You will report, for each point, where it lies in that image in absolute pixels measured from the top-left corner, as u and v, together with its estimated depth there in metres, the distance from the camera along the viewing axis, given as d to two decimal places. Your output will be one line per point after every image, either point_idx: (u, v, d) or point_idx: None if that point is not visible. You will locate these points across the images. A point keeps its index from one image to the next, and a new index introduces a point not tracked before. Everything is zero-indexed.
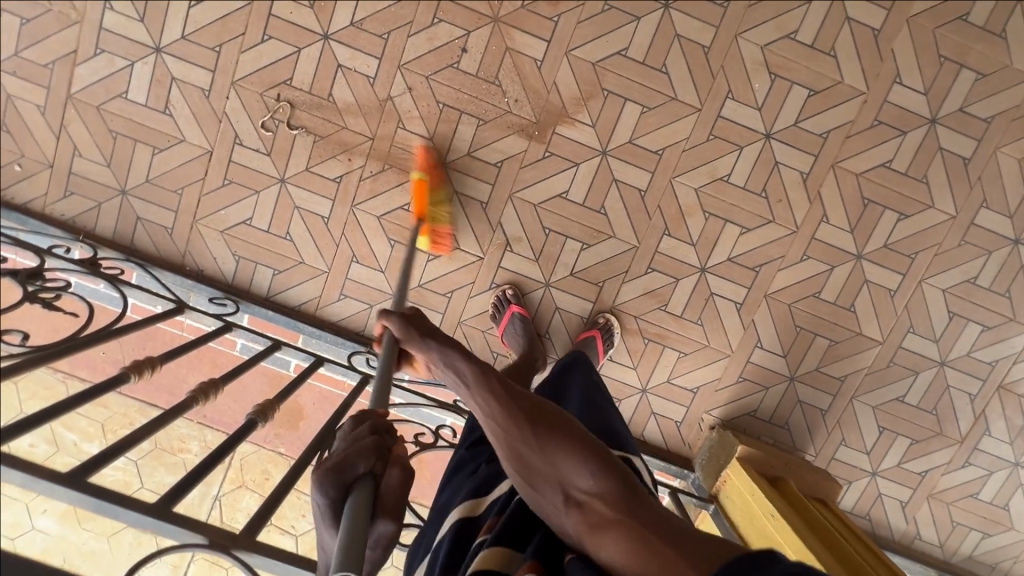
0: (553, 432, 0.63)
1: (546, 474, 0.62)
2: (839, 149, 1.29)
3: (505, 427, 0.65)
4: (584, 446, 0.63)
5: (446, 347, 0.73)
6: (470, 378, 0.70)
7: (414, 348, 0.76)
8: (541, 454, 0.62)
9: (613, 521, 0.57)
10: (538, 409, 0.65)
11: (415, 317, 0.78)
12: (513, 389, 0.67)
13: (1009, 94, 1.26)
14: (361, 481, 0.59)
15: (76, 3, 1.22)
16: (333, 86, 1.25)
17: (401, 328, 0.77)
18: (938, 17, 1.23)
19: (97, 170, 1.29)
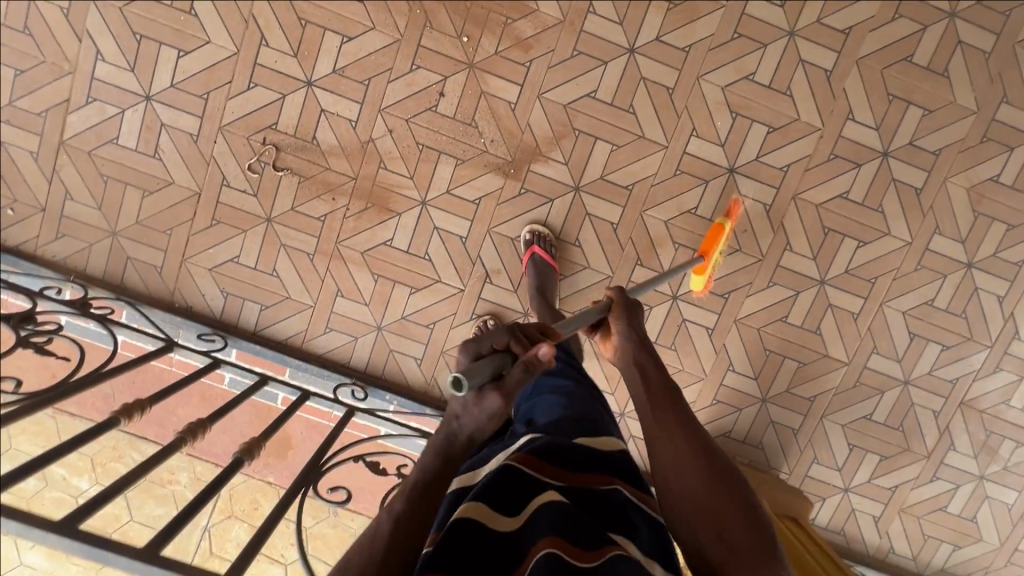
0: (722, 475, 0.69)
1: (705, 507, 0.68)
2: (798, 182, 1.36)
3: (679, 450, 0.72)
4: (743, 496, 0.68)
5: (646, 348, 0.85)
6: (653, 383, 0.80)
7: (618, 332, 0.88)
8: (707, 487, 0.68)
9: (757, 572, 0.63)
10: (709, 448, 0.72)
11: (636, 304, 0.90)
12: (693, 423, 0.75)
13: (954, 128, 1.35)
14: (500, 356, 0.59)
15: (67, 54, 1.27)
16: (317, 130, 1.31)
17: (620, 303, 0.89)
18: (885, 58, 1.31)
19: (89, 213, 1.34)
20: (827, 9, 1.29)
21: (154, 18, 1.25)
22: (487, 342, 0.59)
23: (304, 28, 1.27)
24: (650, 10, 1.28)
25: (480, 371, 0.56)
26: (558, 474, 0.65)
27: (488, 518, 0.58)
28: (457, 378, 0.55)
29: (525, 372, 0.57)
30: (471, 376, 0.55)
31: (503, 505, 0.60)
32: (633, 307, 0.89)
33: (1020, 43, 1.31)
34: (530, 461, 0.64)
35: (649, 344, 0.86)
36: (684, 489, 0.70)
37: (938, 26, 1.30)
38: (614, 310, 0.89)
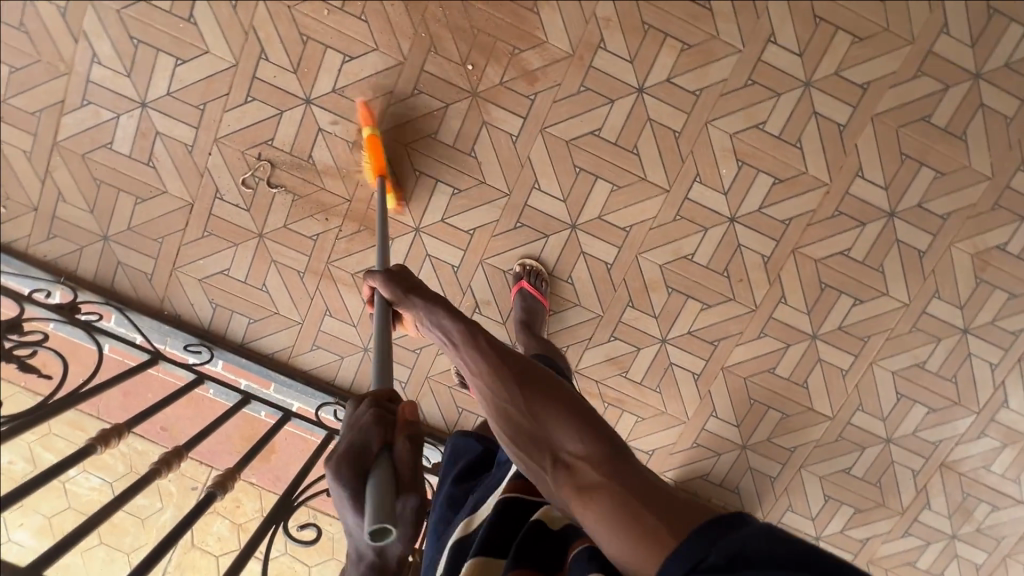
0: (539, 391, 0.66)
1: (533, 433, 0.64)
2: (799, 237, 1.34)
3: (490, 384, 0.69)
4: (566, 402, 0.65)
5: (434, 306, 0.80)
6: (456, 338, 0.76)
7: (403, 307, 0.84)
8: (528, 411, 0.65)
9: (593, 479, 0.56)
10: (523, 368, 0.69)
11: (402, 274, 0.86)
12: (507, 352, 0.72)
13: (965, 193, 1.31)
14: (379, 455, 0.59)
15: (63, 55, 1.24)
16: (313, 148, 1.29)
17: (386, 285, 0.86)
18: (902, 116, 1.26)
19: (81, 216, 1.33)
20: (847, 61, 1.24)
21: (153, 24, 1.22)
22: (363, 449, 0.59)
23: (305, 44, 1.24)
24: (662, 50, 1.24)
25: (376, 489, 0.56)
26: (546, 492, 0.67)
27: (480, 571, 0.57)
28: (379, 527, 0.52)
29: (413, 443, 0.61)
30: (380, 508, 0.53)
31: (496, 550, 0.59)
32: (399, 277, 0.86)
33: None
34: (516, 488, 0.66)
35: (434, 299, 0.82)
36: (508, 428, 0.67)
37: (961, 87, 1.25)
38: (394, 301, 0.85)
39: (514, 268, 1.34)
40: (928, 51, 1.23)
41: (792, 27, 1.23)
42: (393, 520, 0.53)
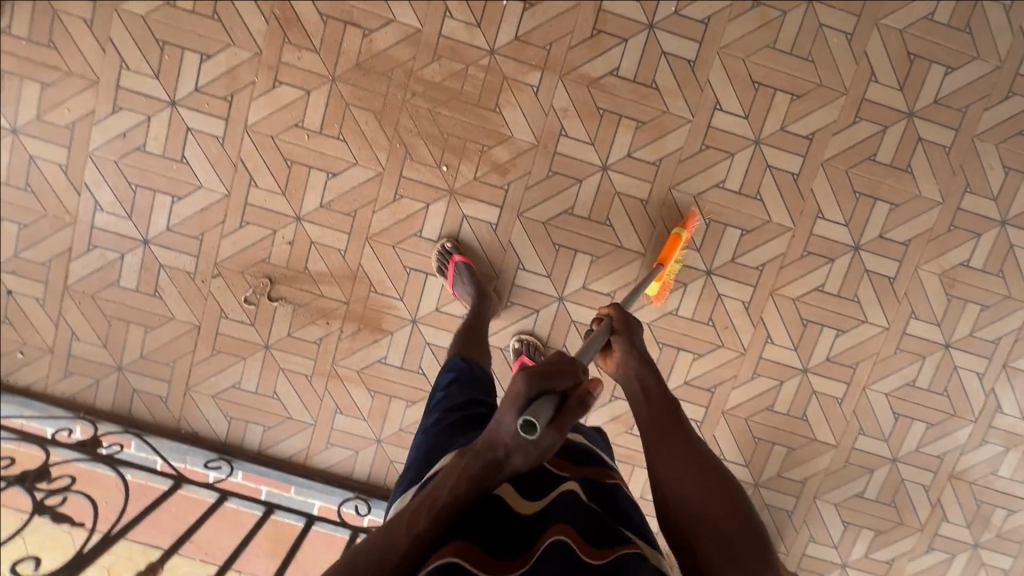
0: (716, 481, 0.73)
1: (710, 519, 0.70)
2: (775, 279, 1.41)
3: (677, 455, 0.75)
4: (752, 522, 0.70)
5: (647, 365, 0.88)
6: (667, 407, 0.83)
7: (622, 351, 0.91)
8: (728, 511, 0.70)
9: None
10: (724, 477, 0.74)
11: (631, 319, 0.95)
12: (687, 427, 0.79)
13: (921, 220, 1.39)
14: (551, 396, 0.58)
15: (67, 206, 1.33)
16: (308, 260, 1.37)
17: (621, 319, 0.94)
18: (849, 159, 1.36)
19: (96, 351, 1.39)
20: (790, 116, 1.34)
21: (148, 169, 1.32)
22: (550, 382, 0.58)
23: (290, 167, 1.33)
24: (619, 129, 1.34)
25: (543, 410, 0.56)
26: (571, 468, 0.73)
27: (510, 498, 0.66)
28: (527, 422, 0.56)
29: (585, 403, 0.58)
30: (539, 417, 0.56)
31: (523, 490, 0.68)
32: (626, 318, 0.95)
33: (978, 136, 1.36)
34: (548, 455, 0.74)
35: (648, 360, 0.90)
36: (686, 498, 0.72)
37: (898, 126, 1.35)
38: (615, 329, 0.93)
39: (437, 247, 1.35)
40: (862, 98, 1.34)
41: (734, 94, 1.33)
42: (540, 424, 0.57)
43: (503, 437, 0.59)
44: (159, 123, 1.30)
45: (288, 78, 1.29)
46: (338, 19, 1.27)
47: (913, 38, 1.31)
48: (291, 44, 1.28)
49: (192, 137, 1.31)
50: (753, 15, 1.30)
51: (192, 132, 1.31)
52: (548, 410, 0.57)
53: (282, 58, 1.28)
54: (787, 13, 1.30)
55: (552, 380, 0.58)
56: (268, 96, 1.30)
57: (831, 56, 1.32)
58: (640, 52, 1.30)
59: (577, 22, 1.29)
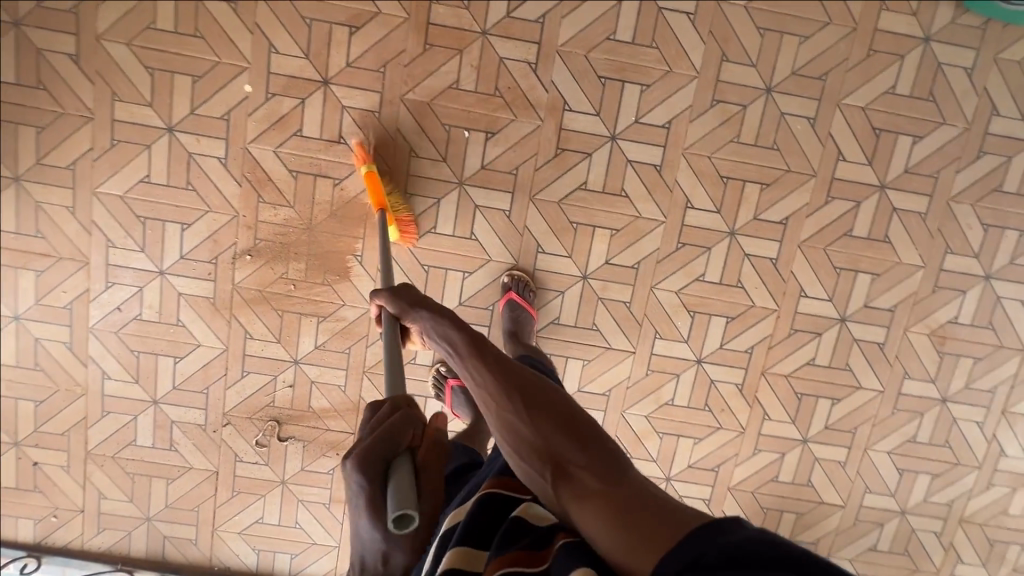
0: (540, 404, 0.71)
1: (537, 450, 0.67)
2: (765, 359, 1.43)
3: (495, 398, 0.73)
4: (572, 425, 0.68)
5: (439, 318, 0.85)
6: (463, 348, 0.80)
7: (408, 316, 0.90)
8: (528, 425, 0.69)
9: (596, 492, 0.61)
10: (525, 388, 0.73)
11: (409, 291, 0.92)
12: (502, 362, 0.77)
13: (903, 286, 1.40)
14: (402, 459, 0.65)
15: (78, 379, 1.39)
16: (310, 399, 1.42)
17: (392, 300, 0.92)
18: (825, 237, 1.37)
19: (123, 506, 1.46)
20: (761, 206, 1.35)
21: (148, 335, 1.37)
22: (389, 452, 0.65)
23: (282, 317, 1.37)
24: (594, 239, 1.36)
25: (401, 482, 0.62)
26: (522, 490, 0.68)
27: (466, 561, 0.58)
28: (404, 514, 0.59)
29: (436, 444, 0.70)
30: (407, 500, 0.60)
31: (479, 542, 0.60)
32: (401, 292, 0.92)
33: (953, 198, 1.36)
34: (498, 487, 0.67)
35: (436, 309, 0.87)
36: (517, 439, 0.69)
37: (871, 200, 1.35)
38: (399, 314, 0.91)
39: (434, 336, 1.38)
40: (832, 178, 1.34)
41: (704, 191, 1.34)
42: (413, 505, 0.60)
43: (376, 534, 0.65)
44: (152, 292, 1.35)
45: (267, 234, 1.33)
46: (307, 172, 1.30)
47: (876, 113, 1.31)
48: (266, 203, 1.31)
49: (184, 300, 1.35)
50: (713, 113, 1.30)
51: (184, 296, 1.35)
52: (404, 474, 0.63)
53: (259, 216, 1.32)
54: (747, 106, 1.30)
55: (395, 438, 0.65)
56: (251, 253, 1.33)
57: (797, 143, 1.32)
58: (605, 164, 1.32)
59: (539, 143, 1.30)
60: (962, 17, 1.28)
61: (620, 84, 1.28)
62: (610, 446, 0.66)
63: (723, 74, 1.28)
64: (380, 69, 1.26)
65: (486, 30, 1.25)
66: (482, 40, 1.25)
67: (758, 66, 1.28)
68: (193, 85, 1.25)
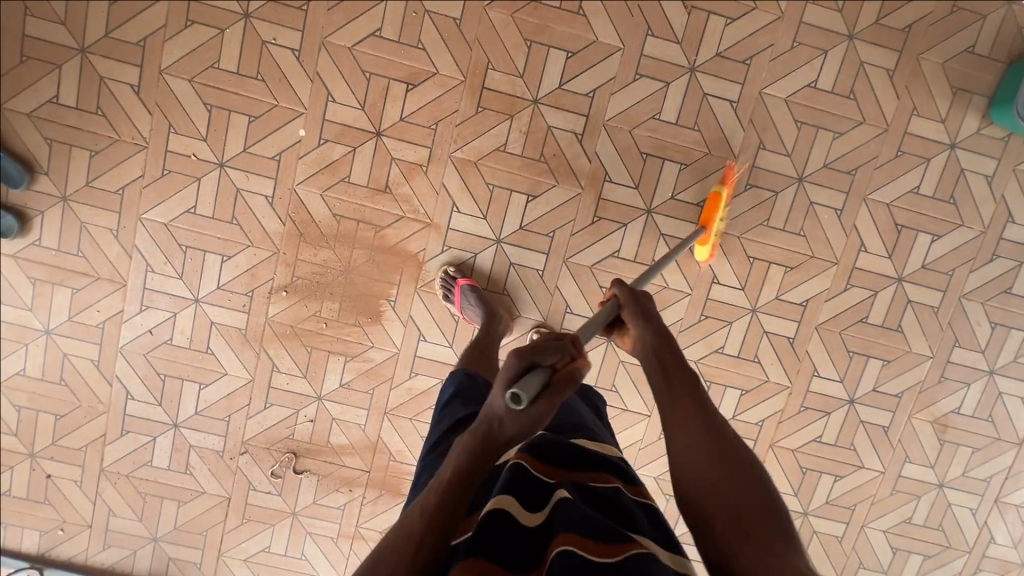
0: (742, 468, 0.71)
1: (736, 504, 0.68)
2: (774, 432, 1.48)
3: (695, 433, 0.75)
4: (765, 494, 0.69)
5: (666, 339, 0.87)
6: (668, 377, 0.83)
7: (631, 318, 0.90)
8: (730, 480, 0.70)
9: (791, 566, 0.62)
10: (727, 438, 0.74)
11: (641, 297, 0.92)
12: (707, 409, 0.78)
13: (911, 373, 1.46)
14: (542, 366, 0.66)
15: (101, 397, 1.40)
16: (329, 435, 1.44)
17: (626, 296, 0.92)
18: (841, 322, 1.42)
19: (131, 524, 1.47)
20: (784, 286, 1.40)
21: (176, 359, 1.39)
22: (538, 356, 0.67)
23: (310, 353, 1.39)
24: None
25: (540, 380, 0.64)
26: (560, 473, 0.68)
27: (511, 508, 0.61)
28: (517, 395, 0.62)
29: (571, 373, 0.68)
30: (528, 387, 0.63)
31: (522, 500, 0.63)
32: (640, 298, 0.92)
33: (965, 296, 1.42)
34: (538, 460, 0.69)
35: (663, 332, 0.88)
36: (713, 485, 0.69)
37: (888, 290, 1.41)
38: (625, 307, 0.91)
39: (439, 277, 1.35)
40: (853, 266, 1.40)
41: (730, 268, 1.39)
42: (530, 394, 0.62)
43: (497, 412, 0.64)
44: (184, 319, 1.37)
45: (305, 272, 1.35)
46: (350, 217, 1.33)
47: (900, 210, 1.37)
48: (307, 243, 1.34)
49: (216, 329, 1.38)
50: (746, 196, 1.36)
51: (216, 325, 1.37)
52: (542, 375, 0.65)
53: (298, 255, 1.35)
54: (778, 193, 1.36)
55: (540, 349, 0.68)
56: (286, 290, 1.36)
57: (822, 231, 1.38)
58: (639, 234, 1.37)
59: (578, 209, 1.35)
60: (987, 128, 1.34)
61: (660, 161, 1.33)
62: (796, 536, 0.66)
63: (759, 160, 1.34)
64: (432, 126, 1.30)
65: (537, 99, 1.30)
66: (533, 107, 1.30)
67: (793, 156, 1.34)
68: (248, 124, 1.29)
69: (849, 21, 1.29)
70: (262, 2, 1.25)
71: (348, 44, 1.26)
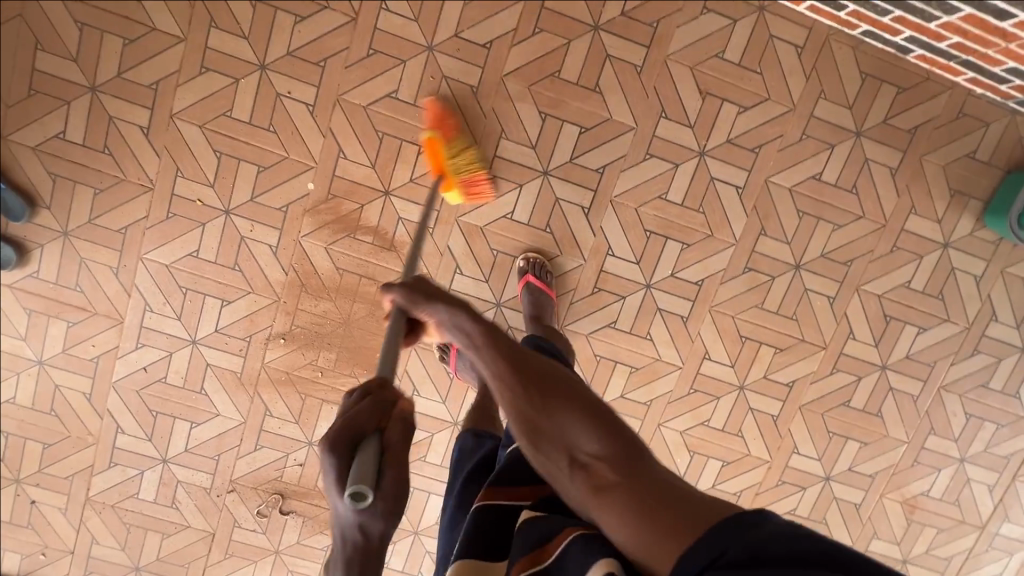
0: (551, 390, 0.67)
1: (552, 436, 0.64)
2: (752, 502, 1.52)
3: (510, 385, 0.69)
4: (616, 434, 0.63)
5: (434, 310, 0.75)
6: (478, 339, 0.73)
7: (421, 311, 0.76)
8: (543, 413, 0.65)
9: (613, 482, 0.59)
10: (540, 381, 0.68)
11: (418, 284, 0.77)
12: (523, 354, 0.71)
13: (886, 456, 1.51)
14: (367, 440, 0.58)
15: (91, 429, 1.40)
16: (318, 479, 1.45)
17: (405, 296, 0.77)
18: (825, 404, 1.47)
19: (114, 553, 1.47)
20: (772, 366, 1.44)
21: (169, 398, 1.39)
22: (354, 425, 0.59)
23: (304, 400, 1.41)
24: (614, 373, 1.43)
25: (365, 460, 0.57)
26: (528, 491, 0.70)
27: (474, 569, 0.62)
28: (358, 490, 0.55)
29: (403, 426, 0.61)
30: (363, 477, 0.55)
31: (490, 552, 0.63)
32: (415, 286, 0.77)
33: (944, 387, 1.47)
34: (498, 492, 0.70)
35: (415, 289, 0.77)
36: (529, 425, 0.66)
37: (871, 377, 1.46)
38: (409, 309, 0.77)
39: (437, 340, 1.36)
40: (840, 352, 1.44)
41: (722, 346, 1.42)
42: (368, 482, 0.55)
43: (347, 521, 0.56)
44: (180, 359, 1.37)
45: (304, 322, 1.36)
46: (353, 272, 1.34)
47: (890, 302, 1.41)
48: (308, 293, 1.35)
49: (212, 371, 1.38)
50: (744, 278, 1.38)
51: (212, 367, 1.38)
52: (368, 454, 0.57)
53: (299, 304, 1.35)
54: (775, 278, 1.39)
55: (358, 426, 0.59)
56: (285, 337, 1.37)
57: (814, 317, 1.42)
58: (637, 308, 1.39)
59: (579, 280, 1.37)
60: (980, 230, 1.38)
61: (663, 239, 1.35)
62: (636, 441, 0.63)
63: (759, 246, 1.37)
64: None
65: (547, 170, 1.31)
66: (542, 178, 1.31)
67: (792, 244, 1.37)
68: (257, 174, 1.28)
69: (858, 119, 1.32)
70: (280, 54, 1.24)
71: (363, 103, 1.26)
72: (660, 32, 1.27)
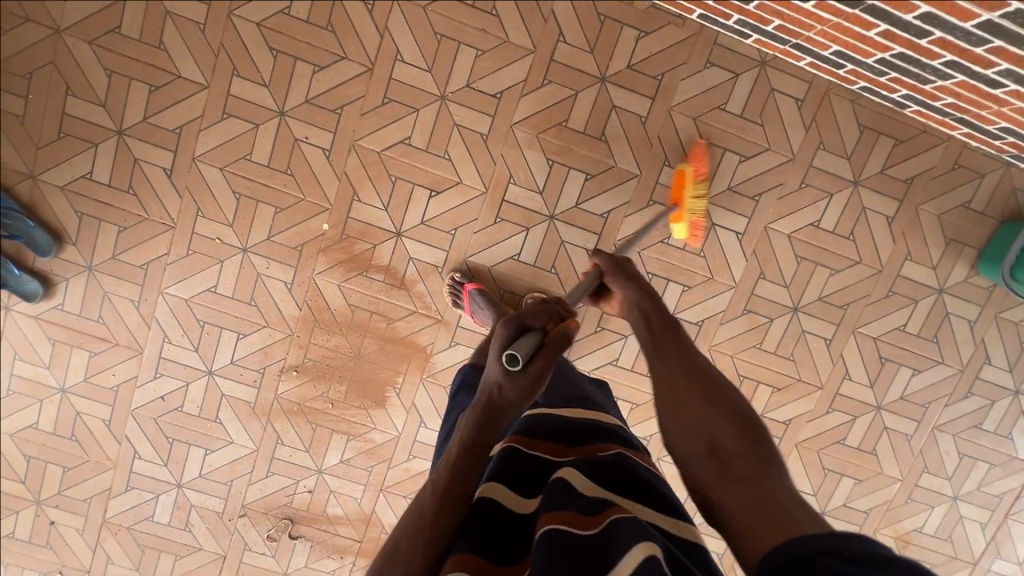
0: (708, 392, 0.74)
1: (700, 426, 0.70)
2: None
3: (672, 380, 0.77)
4: (759, 443, 0.67)
5: (648, 297, 0.91)
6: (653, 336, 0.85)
7: (616, 284, 0.95)
8: (700, 405, 0.72)
9: (745, 478, 0.62)
10: (705, 382, 0.75)
11: (623, 262, 0.97)
12: (689, 358, 0.80)
13: (881, 493, 1.54)
14: (533, 332, 0.73)
15: (109, 454, 1.45)
16: (326, 506, 1.50)
17: (609, 265, 0.96)
18: (820, 442, 1.50)
19: (128, 573, 1.52)
20: (769, 404, 1.48)
21: (184, 426, 1.44)
22: (529, 320, 0.74)
23: (315, 430, 1.45)
24: None
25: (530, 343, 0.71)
26: (564, 451, 0.68)
27: (504, 497, 0.60)
28: (513, 356, 0.69)
29: (564, 338, 0.73)
30: (523, 349, 0.70)
31: (518, 486, 0.62)
32: (619, 261, 0.97)
33: (938, 427, 1.50)
34: (535, 444, 0.69)
35: (643, 288, 0.93)
36: (681, 411, 0.73)
37: (866, 417, 1.49)
38: (606, 274, 0.96)
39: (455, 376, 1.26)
40: (836, 392, 1.47)
41: None
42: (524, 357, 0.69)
43: (495, 376, 0.70)
44: (196, 389, 1.42)
45: (317, 355, 1.41)
46: (364, 308, 1.39)
47: (886, 344, 1.45)
48: (321, 328, 1.40)
49: (226, 400, 1.43)
50: (743, 319, 1.42)
51: (226, 397, 1.43)
52: (532, 341, 0.71)
53: (312, 339, 1.40)
54: (773, 320, 1.43)
55: (530, 320, 0.74)
56: (297, 369, 1.42)
57: (811, 357, 1.45)
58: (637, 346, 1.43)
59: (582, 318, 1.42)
60: (974, 277, 1.42)
61: (664, 281, 1.40)
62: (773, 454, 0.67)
63: (757, 289, 1.41)
64: (450, 232, 1.35)
65: (553, 214, 1.35)
66: (548, 222, 1.36)
67: (790, 287, 1.41)
68: (273, 215, 1.33)
69: (855, 169, 1.36)
70: (298, 101, 1.29)
71: (377, 149, 1.31)
72: (664, 84, 1.31)
